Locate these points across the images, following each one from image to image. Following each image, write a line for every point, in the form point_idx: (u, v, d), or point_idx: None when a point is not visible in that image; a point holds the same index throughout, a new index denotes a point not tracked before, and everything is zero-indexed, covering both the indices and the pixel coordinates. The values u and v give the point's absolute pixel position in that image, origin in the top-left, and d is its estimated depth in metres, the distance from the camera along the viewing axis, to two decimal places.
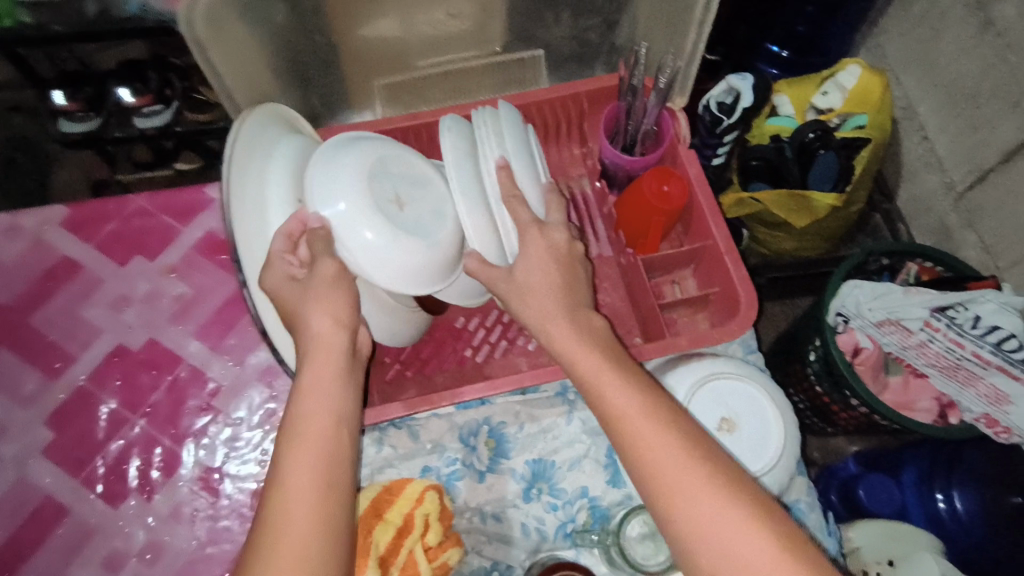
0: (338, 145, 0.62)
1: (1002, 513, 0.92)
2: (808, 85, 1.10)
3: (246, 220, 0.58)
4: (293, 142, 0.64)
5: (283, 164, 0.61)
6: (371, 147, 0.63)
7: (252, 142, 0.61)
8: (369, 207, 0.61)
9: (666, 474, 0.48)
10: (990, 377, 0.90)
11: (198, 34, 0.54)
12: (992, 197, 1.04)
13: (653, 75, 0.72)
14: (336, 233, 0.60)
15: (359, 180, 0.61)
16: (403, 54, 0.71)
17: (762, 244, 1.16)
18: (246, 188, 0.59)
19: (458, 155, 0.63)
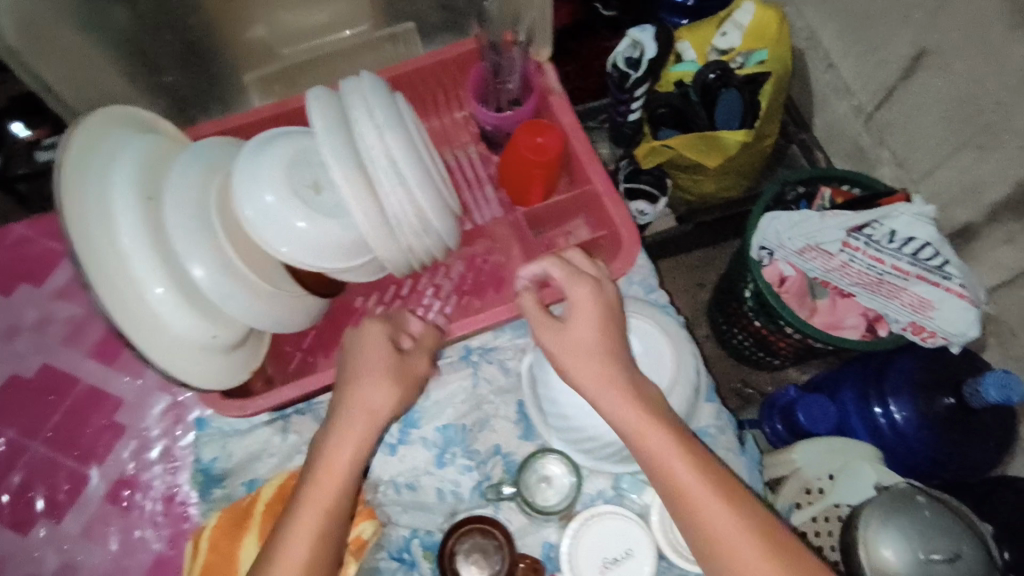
0: (262, 140, 0.57)
1: (936, 415, 0.94)
2: (705, 30, 1.10)
3: (85, 224, 0.51)
4: (138, 142, 0.58)
5: (128, 165, 0.55)
6: (300, 136, 0.57)
7: (90, 147, 0.54)
8: (290, 197, 0.55)
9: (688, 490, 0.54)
10: (912, 287, 0.94)
11: (13, 43, 0.58)
12: (897, 114, 1.05)
13: (511, 26, 0.71)
14: (256, 223, 0.54)
15: (275, 168, 0.55)
16: (270, 46, 0.73)
17: (685, 191, 1.17)
18: (85, 191, 0.52)
19: (328, 123, 0.49)
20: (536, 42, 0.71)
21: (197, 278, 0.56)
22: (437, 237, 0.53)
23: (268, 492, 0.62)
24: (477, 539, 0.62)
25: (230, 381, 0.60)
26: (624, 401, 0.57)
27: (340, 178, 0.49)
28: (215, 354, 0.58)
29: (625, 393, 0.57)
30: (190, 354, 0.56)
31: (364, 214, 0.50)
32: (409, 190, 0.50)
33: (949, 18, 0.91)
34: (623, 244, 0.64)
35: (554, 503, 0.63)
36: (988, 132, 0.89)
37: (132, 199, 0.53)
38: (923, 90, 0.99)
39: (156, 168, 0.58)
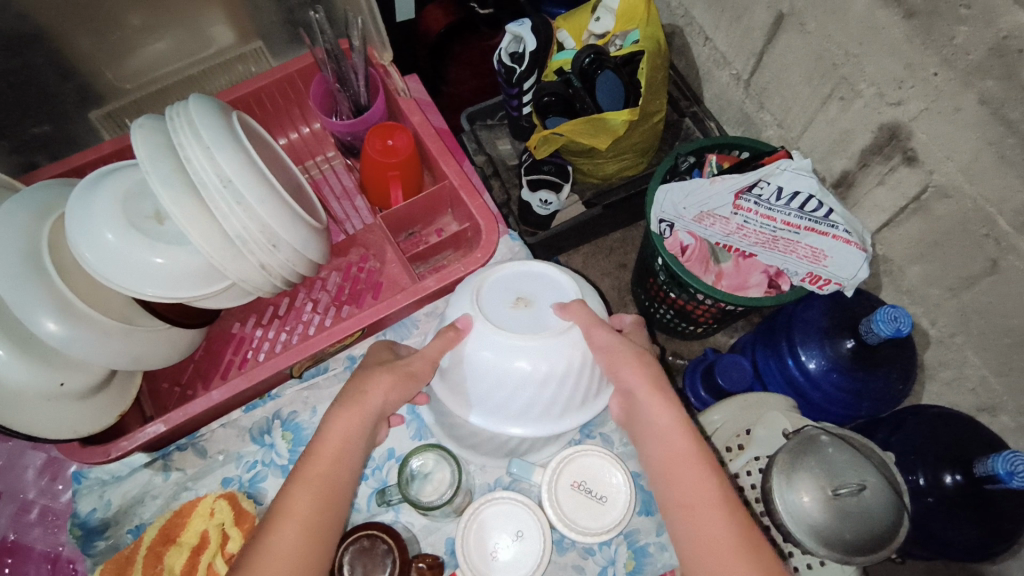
0: (88, 184, 0.56)
1: (842, 357, 0.97)
2: (582, 15, 1.14)
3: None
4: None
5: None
6: (132, 169, 0.57)
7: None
8: (127, 231, 0.54)
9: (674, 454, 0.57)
10: (805, 239, 0.98)
11: None
12: (770, 76, 1.10)
13: (346, 34, 0.73)
14: (97, 261, 0.53)
15: (108, 204, 0.55)
16: (115, 79, 0.78)
17: (587, 174, 1.20)
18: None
19: (153, 149, 0.52)
20: (375, 43, 0.71)
21: (53, 333, 0.54)
22: (287, 248, 0.56)
23: (150, 534, 0.58)
24: (365, 545, 0.59)
25: (97, 425, 0.61)
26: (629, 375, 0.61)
27: (173, 206, 0.51)
28: (65, 402, 0.58)
29: (635, 367, 0.61)
30: (38, 407, 0.56)
31: (205, 237, 0.53)
32: (247, 208, 0.53)
33: None
34: (483, 233, 0.67)
35: (435, 500, 0.60)
36: (846, 83, 0.94)
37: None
38: (787, 52, 1.03)
39: None
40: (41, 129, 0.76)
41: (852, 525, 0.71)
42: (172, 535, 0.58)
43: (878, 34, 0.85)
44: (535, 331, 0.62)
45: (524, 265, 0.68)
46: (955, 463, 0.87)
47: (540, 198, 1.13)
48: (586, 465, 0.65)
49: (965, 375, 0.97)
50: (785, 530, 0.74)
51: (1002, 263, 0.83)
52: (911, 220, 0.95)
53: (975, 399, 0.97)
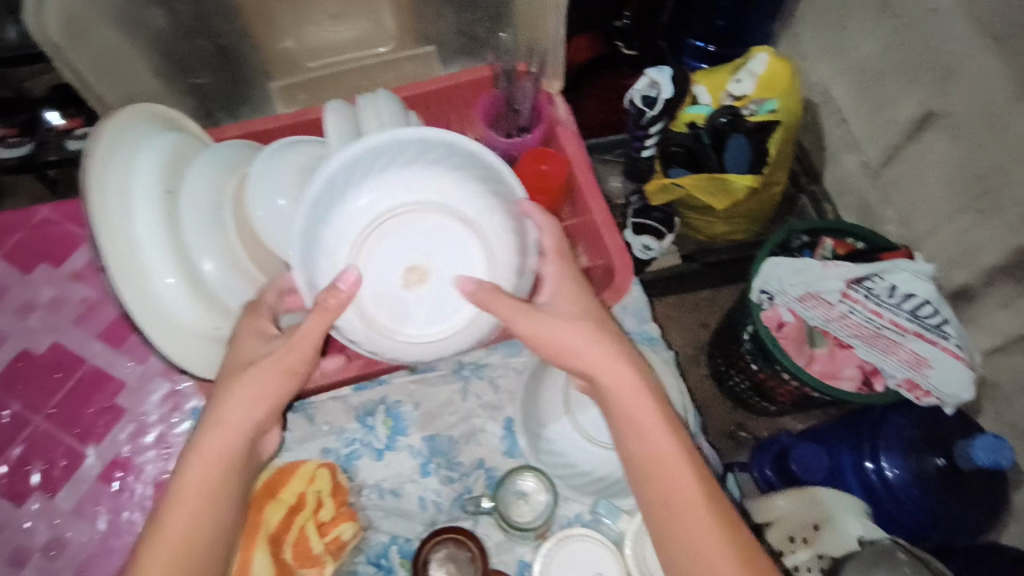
0: (272, 152, 0.61)
1: (928, 475, 0.93)
2: (722, 74, 1.12)
3: (106, 212, 0.53)
4: (162, 137, 0.60)
5: (152, 156, 0.57)
6: (308, 148, 0.62)
7: (117, 137, 0.56)
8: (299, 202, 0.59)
9: (660, 455, 0.52)
10: (909, 343, 0.94)
11: (55, 41, 0.59)
12: (903, 172, 1.07)
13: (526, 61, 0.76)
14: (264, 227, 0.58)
15: (286, 174, 0.60)
16: (290, 56, 0.76)
17: (694, 230, 1.21)
18: (109, 179, 0.54)
19: (341, 134, 0.57)
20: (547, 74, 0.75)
21: (207, 272, 0.59)
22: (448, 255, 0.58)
23: (256, 485, 0.59)
24: (452, 549, 0.59)
25: None
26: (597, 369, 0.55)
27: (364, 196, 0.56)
28: (215, 343, 0.61)
29: (596, 362, 0.55)
30: (193, 344, 0.59)
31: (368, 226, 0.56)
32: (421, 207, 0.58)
33: (956, 85, 0.93)
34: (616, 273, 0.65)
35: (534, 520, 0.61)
36: (988, 197, 0.91)
37: (153, 188, 0.55)
38: (931, 150, 1.01)
39: (176, 164, 0.60)
40: (199, 80, 0.73)
41: None
42: (274, 490, 0.59)
43: None
44: (430, 322, 0.59)
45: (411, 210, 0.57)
46: None
47: (642, 241, 1.14)
48: None
49: None
50: None
51: None
52: None
53: None
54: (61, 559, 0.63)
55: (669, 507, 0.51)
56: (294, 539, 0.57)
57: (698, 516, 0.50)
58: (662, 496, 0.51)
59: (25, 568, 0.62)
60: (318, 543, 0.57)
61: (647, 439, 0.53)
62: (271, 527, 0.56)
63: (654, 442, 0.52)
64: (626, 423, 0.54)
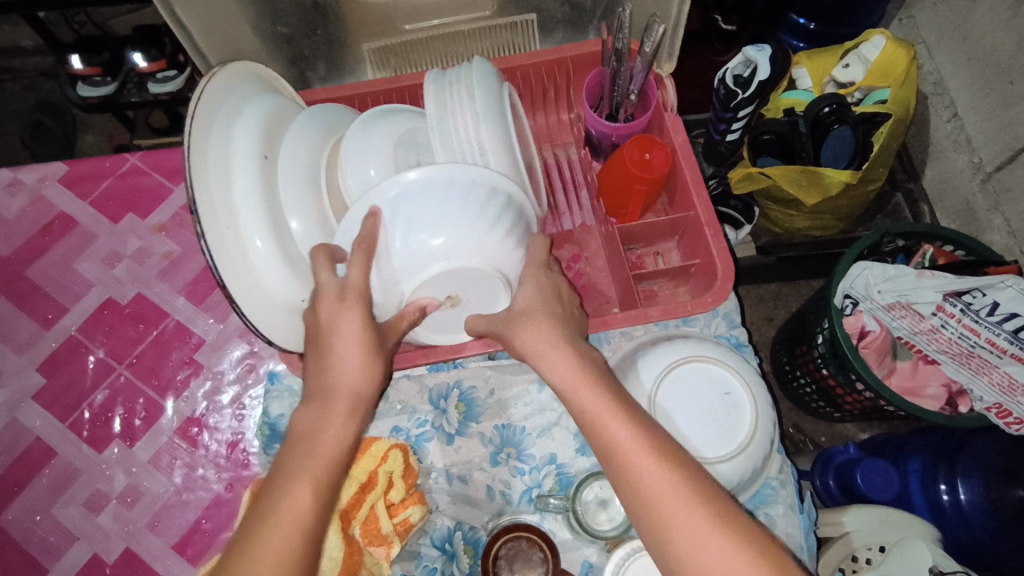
0: (367, 119, 0.58)
1: (1008, 507, 0.87)
2: (829, 56, 1.03)
3: (206, 174, 0.52)
4: (263, 99, 0.58)
5: (251, 121, 0.56)
6: (405, 117, 0.59)
7: (216, 101, 0.55)
8: (391, 173, 0.55)
9: (641, 476, 0.47)
10: (1004, 366, 0.86)
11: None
12: (1020, 178, 0.98)
13: (639, 37, 0.69)
14: (354, 194, 0.56)
15: (384, 142, 0.56)
16: (389, 18, 0.69)
17: (772, 222, 1.14)
18: (209, 143, 0.53)
19: (440, 107, 0.55)
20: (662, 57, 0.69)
21: (293, 229, 0.56)
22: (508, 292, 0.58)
23: None
24: (523, 546, 0.57)
25: None
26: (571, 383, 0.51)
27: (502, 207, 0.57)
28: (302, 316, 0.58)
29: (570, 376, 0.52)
30: (280, 315, 0.57)
31: (439, 263, 0.54)
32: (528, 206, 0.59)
33: None
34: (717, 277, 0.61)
35: (607, 526, 0.57)
36: None
37: (250, 156, 0.54)
38: None
39: (275, 125, 0.58)
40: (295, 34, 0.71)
41: None
42: None
43: None
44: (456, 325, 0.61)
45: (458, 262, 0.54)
46: None
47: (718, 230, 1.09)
48: None
49: None
50: None
51: None
52: None
53: None
54: (138, 507, 0.65)
55: (648, 501, 0.46)
56: (363, 517, 0.57)
57: (671, 503, 0.46)
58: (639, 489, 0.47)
59: (103, 512, 0.65)
60: (387, 523, 0.56)
61: (609, 430, 0.49)
62: (342, 502, 0.56)
63: (613, 433, 0.49)
64: (589, 414, 0.50)
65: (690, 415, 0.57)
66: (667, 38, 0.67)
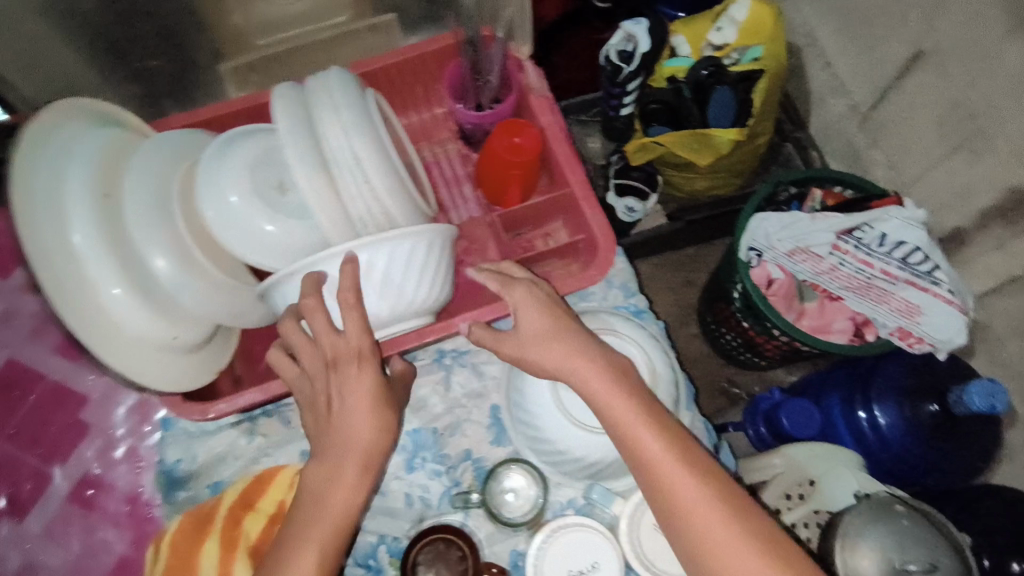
0: (218, 144, 0.56)
1: (922, 422, 0.92)
2: (704, 21, 1.07)
3: (39, 226, 0.48)
4: (98, 135, 0.55)
5: (84, 161, 0.52)
6: (260, 134, 0.56)
7: (42, 143, 0.52)
8: (251, 195, 0.54)
9: (682, 495, 0.49)
10: (901, 292, 0.92)
11: None
12: (892, 114, 1.04)
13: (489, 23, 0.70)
14: (216, 223, 0.55)
15: (238, 164, 0.54)
16: (243, 33, 0.71)
17: (675, 187, 1.16)
18: (37, 193, 0.49)
19: (292, 121, 0.51)
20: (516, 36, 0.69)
21: (159, 270, 0.54)
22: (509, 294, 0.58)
23: (232, 497, 0.58)
24: (442, 548, 0.56)
25: (201, 380, 0.59)
26: (607, 400, 0.52)
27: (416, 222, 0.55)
28: (176, 353, 0.56)
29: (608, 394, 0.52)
30: (149, 356, 0.54)
31: (374, 296, 0.53)
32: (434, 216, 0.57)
33: (945, 19, 0.89)
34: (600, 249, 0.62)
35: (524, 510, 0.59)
36: (979, 137, 0.88)
37: (87, 196, 0.51)
38: (919, 91, 0.97)
39: (115, 160, 0.55)
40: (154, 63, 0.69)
41: None
42: (252, 501, 0.58)
43: None
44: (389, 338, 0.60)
45: (389, 297, 0.53)
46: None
47: (625, 204, 1.09)
48: None
49: None
50: None
51: None
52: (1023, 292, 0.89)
53: None
54: None
55: (687, 517, 0.49)
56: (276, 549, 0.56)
57: (705, 514, 0.49)
58: (670, 500, 0.50)
59: None
60: None
61: (643, 446, 0.51)
62: (252, 538, 0.56)
63: (644, 446, 0.50)
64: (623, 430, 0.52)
65: None
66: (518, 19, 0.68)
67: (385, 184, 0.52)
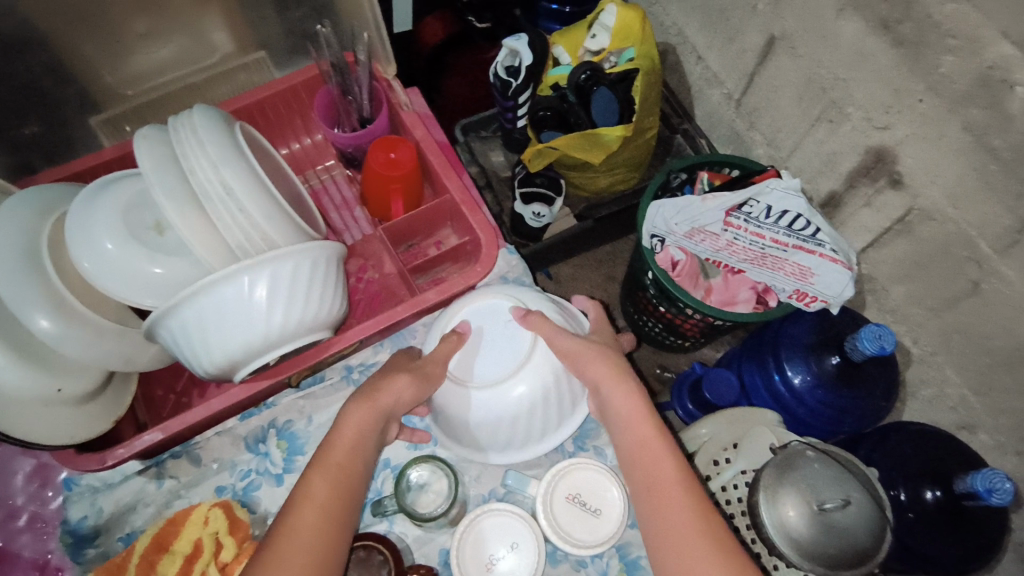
0: (86, 195, 0.57)
1: (829, 374, 0.99)
2: (579, 31, 1.14)
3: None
4: None
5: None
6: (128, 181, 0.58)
7: None
8: (126, 240, 0.55)
9: (674, 515, 0.53)
10: (792, 257, 1.00)
11: None
12: (761, 97, 1.12)
13: (352, 49, 0.74)
14: (91, 273, 0.54)
15: (111, 208, 0.56)
16: (111, 87, 0.72)
17: (579, 187, 1.21)
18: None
19: (157, 161, 0.53)
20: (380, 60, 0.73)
21: (44, 330, 0.53)
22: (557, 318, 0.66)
23: (143, 543, 0.56)
24: (362, 556, 0.56)
25: (95, 431, 0.59)
26: (637, 426, 0.58)
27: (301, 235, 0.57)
28: (63, 408, 0.56)
29: (641, 419, 0.58)
30: (35, 413, 0.54)
31: (264, 322, 0.53)
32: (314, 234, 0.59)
33: (788, 7, 0.98)
34: (483, 248, 0.67)
35: (439, 508, 0.58)
36: (835, 107, 0.97)
37: None
38: (779, 73, 1.06)
39: None
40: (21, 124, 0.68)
41: (836, 539, 0.72)
42: (166, 543, 0.56)
43: (869, 60, 0.88)
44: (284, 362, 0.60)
45: (278, 321, 0.54)
46: (935, 479, 0.89)
47: (532, 210, 1.13)
48: (583, 478, 0.61)
49: (946, 394, 0.99)
50: (771, 543, 0.74)
51: (984, 285, 0.85)
52: (895, 241, 0.97)
53: (954, 416, 0.98)
54: None
55: (675, 541, 0.52)
56: None
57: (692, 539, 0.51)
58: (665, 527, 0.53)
59: None
60: None
61: (657, 472, 0.55)
62: None
63: (662, 468, 0.55)
64: (642, 454, 0.57)
65: (485, 353, 0.62)
66: (376, 41, 0.72)
67: (261, 211, 0.54)
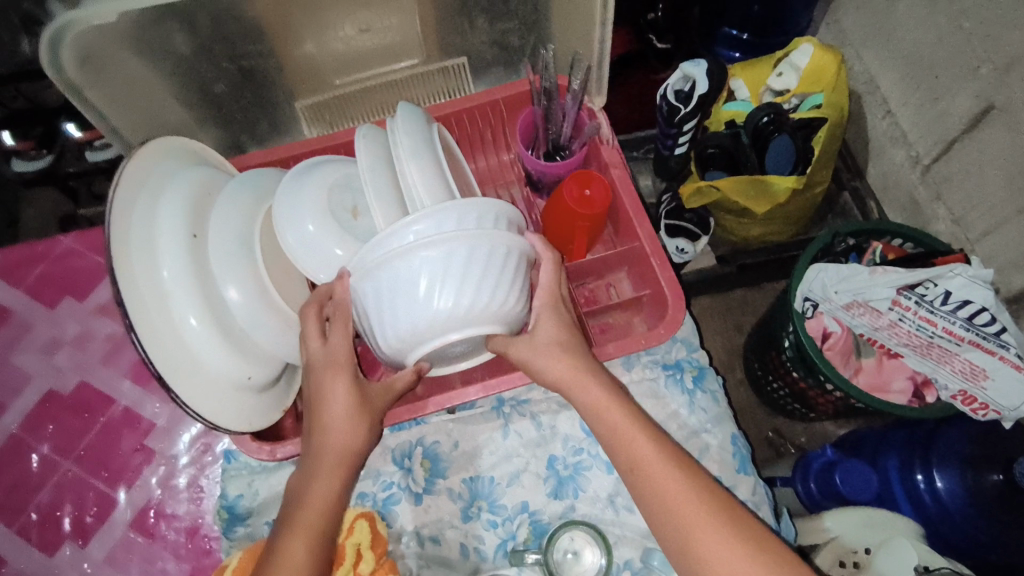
0: (294, 178, 0.59)
1: (989, 494, 0.87)
2: (764, 67, 1.07)
3: (131, 260, 0.51)
4: (190, 178, 0.58)
5: (173, 201, 0.55)
6: (334, 167, 0.61)
7: (139, 181, 0.55)
8: (329, 228, 0.57)
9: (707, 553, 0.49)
10: (965, 353, 0.88)
11: (70, 77, 0.58)
12: (957, 167, 1.01)
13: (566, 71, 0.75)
14: (296, 258, 0.57)
15: (317, 191, 0.59)
16: (321, 75, 0.74)
17: (728, 232, 1.15)
18: (130, 232, 0.52)
19: (372, 158, 0.55)
20: (591, 90, 0.74)
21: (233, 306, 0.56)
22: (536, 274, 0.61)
23: None
24: None
25: (268, 419, 0.61)
26: (643, 462, 0.53)
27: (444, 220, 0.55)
28: (248, 392, 0.58)
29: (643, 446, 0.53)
30: (226, 395, 0.56)
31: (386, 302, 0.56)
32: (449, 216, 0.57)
33: (1018, 77, 0.87)
34: (668, 307, 0.65)
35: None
36: None
37: (179, 236, 0.53)
38: (989, 146, 0.94)
39: (206, 200, 0.58)
40: (240, 103, 0.73)
41: None
42: None
43: None
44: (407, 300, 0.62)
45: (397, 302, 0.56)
46: None
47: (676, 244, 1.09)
48: None
49: None
50: None
51: None
52: None
53: None
54: None
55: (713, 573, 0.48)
56: None
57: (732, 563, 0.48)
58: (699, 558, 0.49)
59: None
60: None
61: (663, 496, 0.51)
62: None
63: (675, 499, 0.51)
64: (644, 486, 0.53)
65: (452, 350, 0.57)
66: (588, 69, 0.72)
67: None
